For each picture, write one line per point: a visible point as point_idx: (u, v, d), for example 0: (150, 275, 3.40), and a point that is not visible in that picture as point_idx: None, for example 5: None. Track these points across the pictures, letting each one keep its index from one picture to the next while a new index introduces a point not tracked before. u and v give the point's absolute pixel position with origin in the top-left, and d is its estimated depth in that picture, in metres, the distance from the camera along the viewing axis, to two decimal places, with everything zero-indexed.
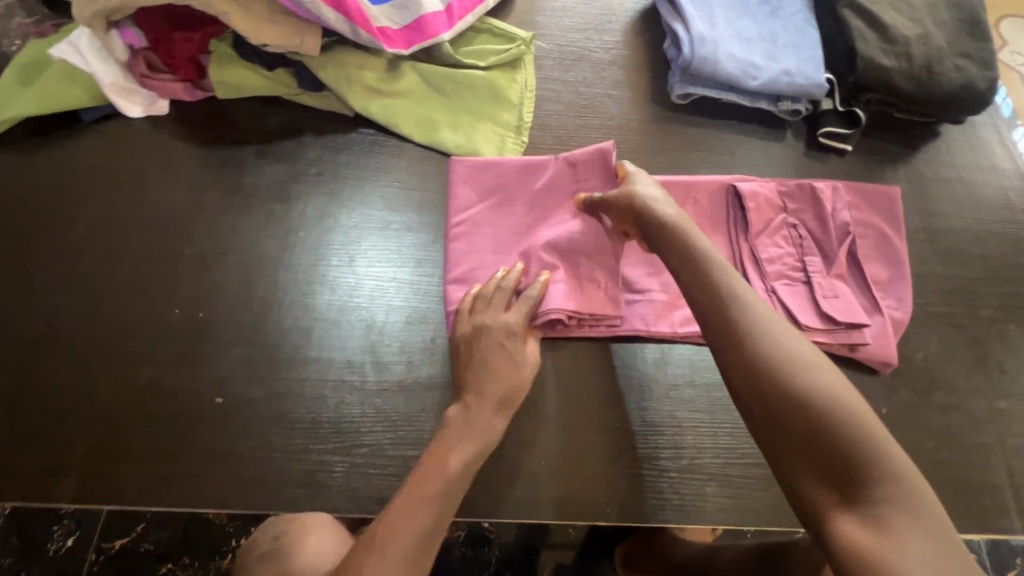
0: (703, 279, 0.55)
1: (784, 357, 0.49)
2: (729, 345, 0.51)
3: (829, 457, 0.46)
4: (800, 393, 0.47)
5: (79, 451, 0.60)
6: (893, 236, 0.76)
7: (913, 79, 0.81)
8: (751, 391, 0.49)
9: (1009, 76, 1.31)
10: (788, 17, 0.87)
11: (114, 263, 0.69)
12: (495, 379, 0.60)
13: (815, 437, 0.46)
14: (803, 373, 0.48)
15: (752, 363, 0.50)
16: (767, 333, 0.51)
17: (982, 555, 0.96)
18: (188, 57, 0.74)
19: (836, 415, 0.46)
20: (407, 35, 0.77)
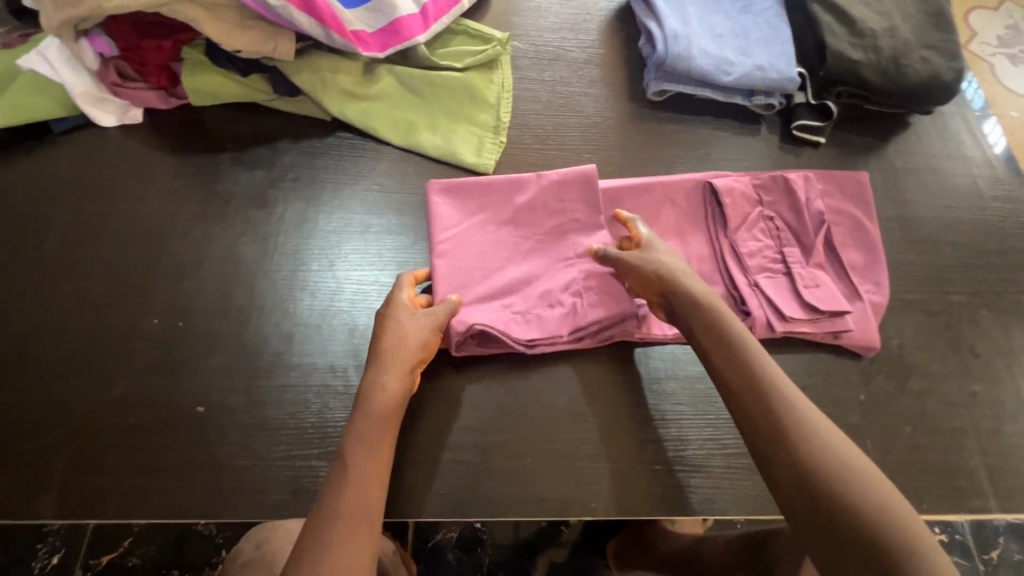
0: (733, 360, 0.57)
1: (818, 439, 0.52)
2: (761, 424, 0.54)
3: (867, 540, 0.47)
4: (836, 476, 0.50)
5: (57, 467, 0.59)
6: (866, 222, 0.77)
7: (883, 71, 0.82)
8: (787, 470, 0.51)
9: (978, 66, 1.34)
10: (759, 13, 0.89)
11: (88, 275, 0.68)
12: (393, 346, 0.59)
13: (852, 518, 0.48)
14: (836, 456, 0.51)
15: (785, 443, 0.52)
16: (798, 414, 0.53)
17: (965, 535, 0.98)
18: (160, 64, 0.73)
19: (871, 497, 0.49)
20: (382, 39, 0.77)
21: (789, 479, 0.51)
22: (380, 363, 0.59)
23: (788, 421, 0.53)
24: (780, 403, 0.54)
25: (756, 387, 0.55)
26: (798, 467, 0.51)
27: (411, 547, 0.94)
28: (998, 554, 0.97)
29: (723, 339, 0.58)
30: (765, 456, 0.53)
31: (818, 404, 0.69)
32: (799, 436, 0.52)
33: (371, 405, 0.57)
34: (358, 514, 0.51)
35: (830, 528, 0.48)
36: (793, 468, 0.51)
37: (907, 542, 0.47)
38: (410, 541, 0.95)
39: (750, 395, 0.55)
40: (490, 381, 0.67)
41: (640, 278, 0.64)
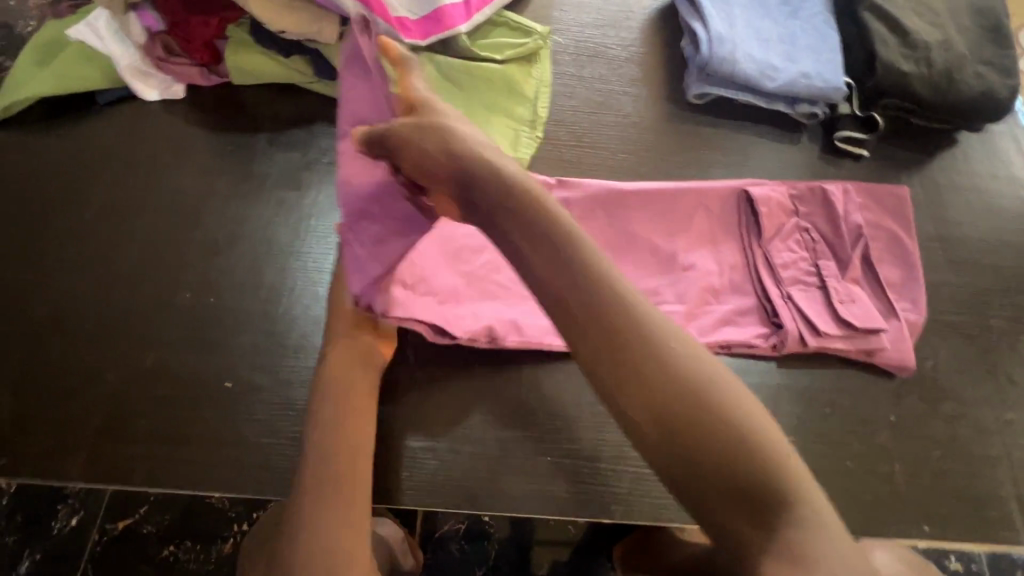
0: (578, 292, 0.47)
1: (679, 366, 0.45)
2: (620, 369, 0.45)
3: (730, 469, 0.43)
4: (699, 405, 0.44)
5: (88, 432, 0.60)
6: (906, 238, 0.75)
7: (933, 85, 0.80)
8: (649, 412, 0.45)
9: None
10: (807, 19, 0.87)
11: (125, 245, 0.69)
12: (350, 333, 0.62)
13: (714, 449, 0.43)
14: (699, 383, 0.45)
15: (642, 382, 0.45)
16: (659, 341, 0.46)
17: (982, 566, 0.96)
18: (205, 41, 0.74)
19: (731, 422, 0.44)
20: (424, 27, 0.77)
21: (651, 423, 0.44)
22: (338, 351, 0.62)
23: (646, 351, 0.45)
24: (642, 335, 0.46)
25: (614, 320, 0.46)
26: (660, 406, 0.44)
27: (419, 535, 0.94)
28: None
29: (565, 275, 0.47)
30: (621, 400, 0.45)
31: (847, 422, 0.67)
32: (658, 371, 0.45)
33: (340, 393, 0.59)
34: (337, 492, 0.54)
35: (693, 465, 0.43)
36: (657, 417, 0.44)
37: (773, 475, 0.43)
38: (418, 529, 0.95)
39: (605, 338, 0.46)
40: (514, 376, 0.66)
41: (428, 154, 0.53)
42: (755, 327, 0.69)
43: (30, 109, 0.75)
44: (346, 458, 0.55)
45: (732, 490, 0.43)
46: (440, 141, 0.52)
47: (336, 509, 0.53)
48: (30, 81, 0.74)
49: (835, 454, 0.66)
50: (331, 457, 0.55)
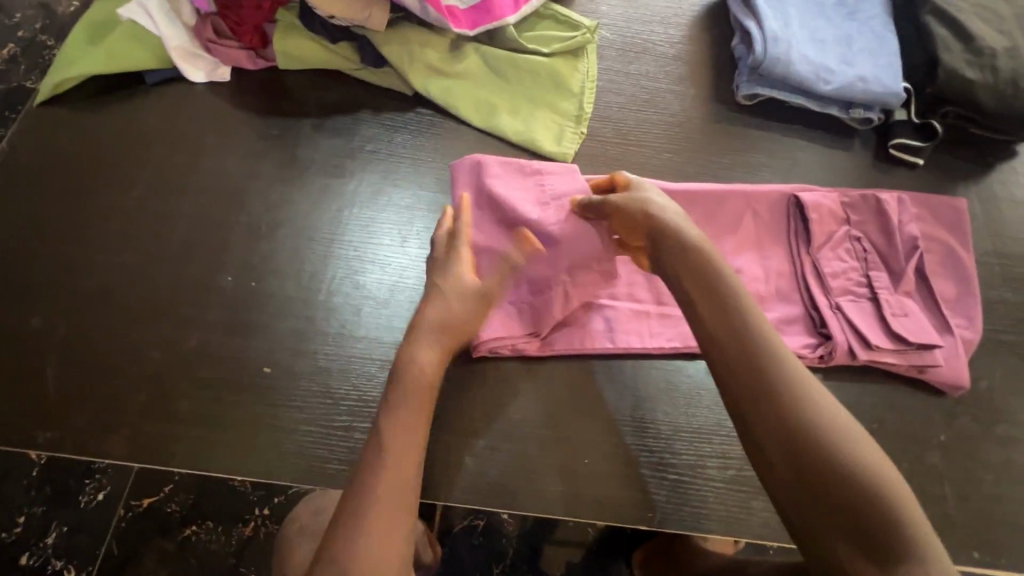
0: (726, 326, 0.51)
1: (813, 406, 0.47)
2: (761, 402, 0.47)
3: (859, 509, 0.43)
4: (829, 444, 0.45)
5: (128, 409, 0.61)
6: (963, 252, 0.73)
7: (999, 94, 0.77)
8: (781, 444, 0.46)
9: None
10: (865, 21, 0.84)
11: (169, 225, 0.69)
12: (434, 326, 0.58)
13: (842, 486, 0.44)
14: (833, 420, 0.46)
15: (777, 413, 0.47)
16: (794, 381, 0.48)
17: None
18: (254, 24, 0.74)
19: (858, 465, 0.45)
20: (472, 16, 0.76)
21: (781, 455, 0.46)
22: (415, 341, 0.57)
23: (785, 378, 0.48)
24: (779, 371, 0.48)
25: (756, 356, 0.49)
26: (793, 439, 0.46)
27: (437, 529, 0.94)
28: None
29: (713, 306, 0.52)
30: (754, 428, 0.47)
31: (894, 440, 0.65)
32: (783, 393, 0.47)
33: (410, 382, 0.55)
34: (394, 480, 0.51)
35: (815, 492, 0.44)
36: (779, 434, 0.46)
37: (897, 513, 0.43)
38: (435, 524, 0.94)
39: (748, 371, 0.49)
40: (554, 375, 0.65)
41: (638, 212, 0.60)
42: (801, 337, 0.67)
43: (79, 87, 0.76)
44: (405, 444, 0.53)
45: (859, 529, 0.43)
46: (644, 207, 0.60)
47: (389, 502, 0.50)
48: (81, 59, 0.74)
49: None
50: (390, 447, 0.52)
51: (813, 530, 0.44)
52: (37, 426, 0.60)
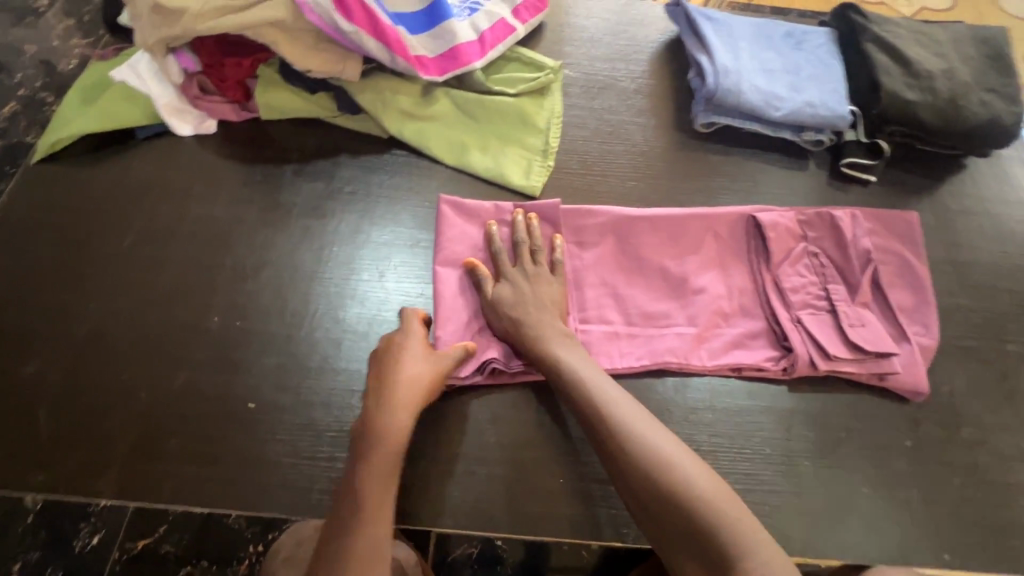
0: (584, 398, 0.60)
1: (678, 482, 0.54)
2: (636, 487, 0.55)
3: (715, 560, 0.50)
4: (670, 493, 0.53)
5: (119, 450, 0.63)
6: (915, 261, 0.76)
7: (939, 113, 0.81)
8: (655, 517, 0.54)
9: None
10: (811, 51, 0.90)
11: (159, 270, 0.73)
12: (402, 386, 0.61)
13: (690, 528, 0.52)
14: (667, 464, 0.55)
15: (629, 474, 0.55)
16: (661, 461, 0.55)
17: None
18: (238, 80, 0.79)
19: (694, 503, 0.52)
20: (441, 63, 0.81)
21: (641, 508, 0.55)
22: (384, 400, 0.60)
23: (627, 437, 0.57)
24: (645, 456, 0.55)
25: (628, 445, 0.56)
26: (664, 513, 0.53)
27: (432, 560, 0.90)
28: None
29: (587, 406, 0.59)
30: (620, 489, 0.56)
31: (860, 448, 0.67)
32: (625, 450, 0.56)
33: (377, 440, 0.58)
34: (355, 526, 0.53)
35: (667, 527, 0.53)
36: (630, 485, 0.55)
37: (729, 534, 0.51)
38: (431, 554, 0.90)
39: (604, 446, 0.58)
40: (528, 400, 0.67)
41: (501, 319, 0.66)
42: (765, 350, 0.70)
43: (74, 144, 0.81)
44: (366, 489, 0.55)
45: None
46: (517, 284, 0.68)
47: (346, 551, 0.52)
48: (75, 120, 0.79)
49: (850, 479, 0.65)
50: (362, 489, 0.55)
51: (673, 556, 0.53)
52: (33, 470, 0.62)
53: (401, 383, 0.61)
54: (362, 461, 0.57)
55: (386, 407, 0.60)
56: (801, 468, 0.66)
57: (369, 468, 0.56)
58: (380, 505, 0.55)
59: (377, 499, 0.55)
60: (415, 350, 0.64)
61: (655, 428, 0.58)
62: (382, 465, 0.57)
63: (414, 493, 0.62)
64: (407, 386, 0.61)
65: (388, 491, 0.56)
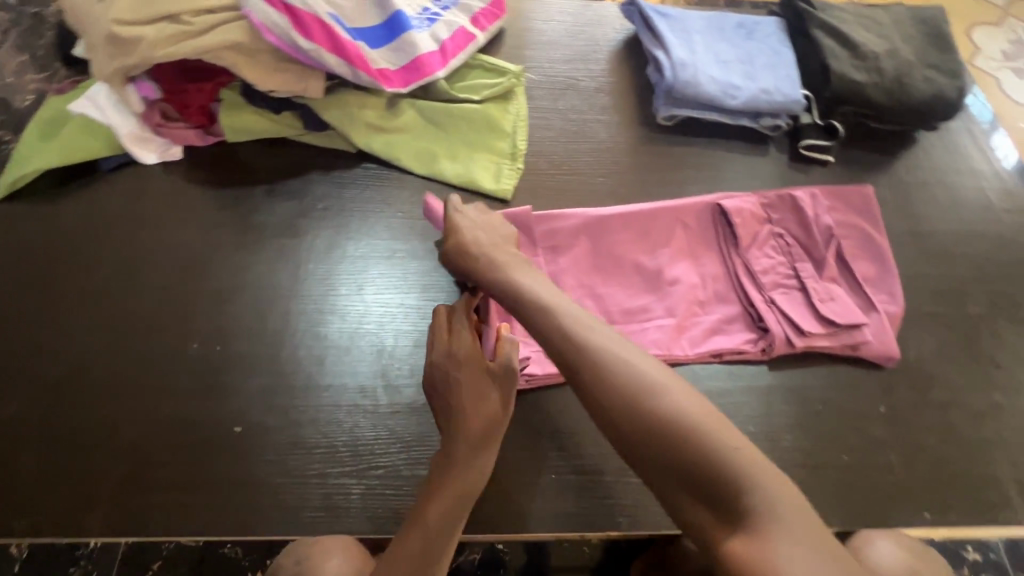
0: (562, 333, 0.56)
1: (673, 419, 0.49)
2: (623, 418, 0.51)
3: (715, 492, 0.47)
4: (661, 423, 0.49)
5: (105, 486, 0.62)
6: (875, 234, 0.79)
7: (887, 91, 0.85)
8: (641, 449, 0.50)
9: (985, 80, 1.49)
10: (762, 40, 0.93)
11: (135, 301, 0.72)
12: (476, 421, 0.61)
13: (684, 460, 0.48)
14: (657, 392, 0.51)
15: (616, 407, 0.51)
16: (648, 387, 0.51)
17: (1002, 555, 0.95)
18: (200, 105, 0.79)
19: (689, 431, 0.48)
20: (404, 75, 0.82)
21: (629, 440, 0.50)
22: (458, 429, 0.61)
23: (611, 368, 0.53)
24: (625, 385, 0.52)
25: (605, 376, 0.52)
26: (649, 444, 0.49)
27: None
28: None
29: (566, 338, 0.55)
30: (608, 424, 0.52)
31: (839, 418, 0.69)
32: (611, 380, 0.52)
33: (459, 476, 0.59)
34: (419, 554, 0.55)
35: (662, 462, 0.49)
36: (616, 417, 0.51)
37: (727, 461, 0.47)
38: None
39: (587, 379, 0.53)
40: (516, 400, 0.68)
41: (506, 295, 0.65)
42: (743, 333, 0.72)
43: (35, 181, 0.79)
44: (435, 519, 0.56)
45: (727, 524, 0.46)
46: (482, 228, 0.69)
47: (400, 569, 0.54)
48: (35, 155, 0.78)
49: (832, 449, 0.67)
50: (429, 515, 0.57)
51: (668, 493, 0.49)
52: (17, 514, 0.61)
53: (472, 418, 0.61)
54: (434, 489, 0.58)
55: (460, 439, 0.60)
56: (785, 443, 0.68)
57: (447, 501, 0.57)
58: (446, 537, 0.56)
59: (441, 529, 0.56)
60: (474, 379, 0.63)
61: (641, 357, 0.54)
62: (456, 499, 0.58)
63: (410, 502, 0.62)
64: (479, 419, 0.61)
65: (456, 525, 0.57)
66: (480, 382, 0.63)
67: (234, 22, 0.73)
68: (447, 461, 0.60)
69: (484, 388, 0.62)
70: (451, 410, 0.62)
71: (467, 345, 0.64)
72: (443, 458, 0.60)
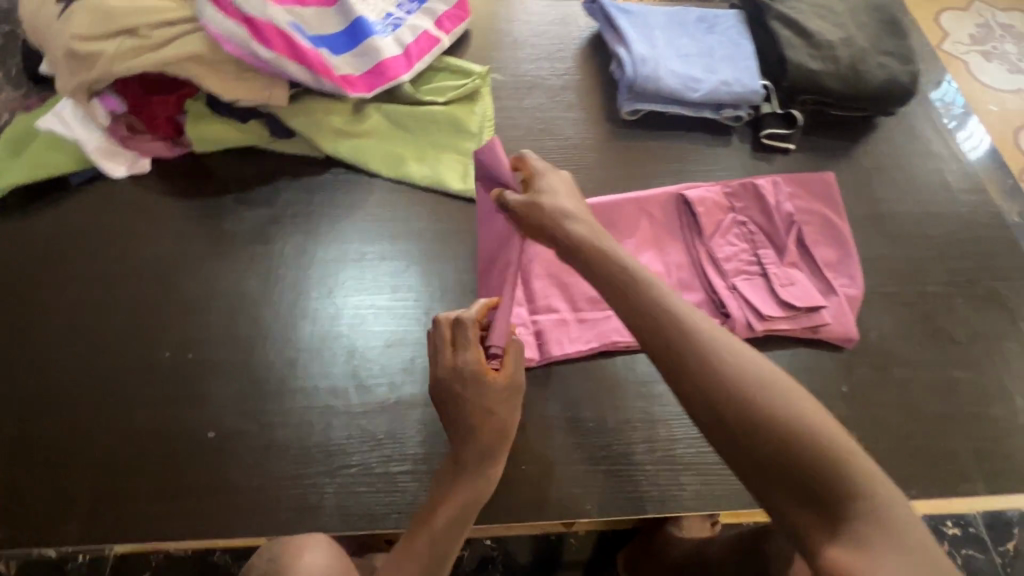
0: (652, 317, 0.51)
1: (782, 415, 0.45)
2: (720, 409, 0.46)
3: (824, 499, 0.43)
4: (764, 419, 0.45)
5: (82, 495, 0.63)
6: (836, 218, 0.81)
7: (842, 79, 0.87)
8: (744, 445, 0.46)
9: (954, 64, 1.51)
10: (722, 32, 0.95)
11: (108, 313, 0.73)
12: (485, 434, 0.60)
13: (792, 460, 0.44)
14: (763, 385, 0.47)
15: (712, 397, 0.47)
16: (752, 380, 0.47)
17: (979, 528, 0.97)
18: (166, 117, 0.79)
19: (799, 432, 0.45)
20: (368, 80, 0.83)
21: (725, 434, 0.46)
22: (469, 437, 0.60)
23: (713, 356, 0.48)
24: (727, 374, 0.47)
25: (703, 363, 0.48)
26: (751, 442, 0.45)
27: None
28: (1014, 545, 0.96)
29: (656, 322, 0.51)
30: (702, 414, 0.47)
31: None
32: (709, 369, 0.48)
33: (468, 486, 0.59)
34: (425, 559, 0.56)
35: (765, 463, 0.45)
36: (714, 407, 0.47)
37: (838, 468, 0.44)
38: None
39: (680, 365, 0.49)
40: None
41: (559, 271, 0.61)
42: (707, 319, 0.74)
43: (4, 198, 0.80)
44: (443, 527, 0.57)
45: (831, 531, 0.42)
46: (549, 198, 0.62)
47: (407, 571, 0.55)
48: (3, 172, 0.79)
49: None
50: (437, 520, 0.57)
51: (768, 495, 0.45)
52: None
53: (483, 432, 0.60)
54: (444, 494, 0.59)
55: (469, 449, 0.60)
56: None
57: (456, 510, 0.58)
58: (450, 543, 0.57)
59: (447, 537, 0.57)
60: (486, 391, 0.60)
61: (745, 348, 0.49)
62: (462, 506, 0.58)
63: (382, 499, 0.63)
64: (488, 432, 0.60)
65: (461, 533, 0.58)
66: (490, 395, 0.60)
67: (194, 34, 0.74)
68: (456, 469, 0.60)
69: (498, 403, 0.61)
70: (460, 422, 0.60)
71: (474, 352, 0.61)
72: (453, 465, 0.61)
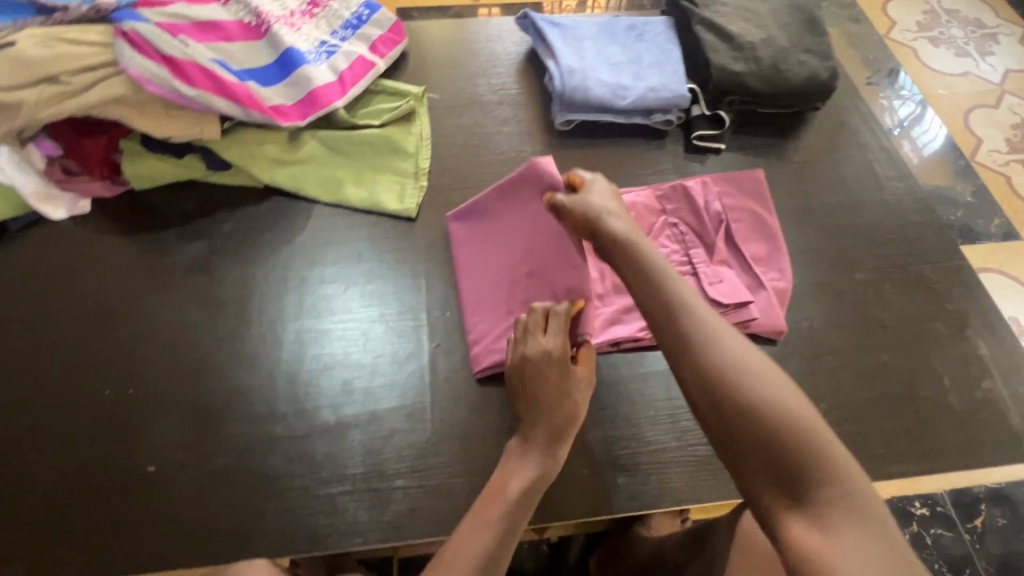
0: (657, 303, 0.55)
1: (763, 395, 0.48)
2: (707, 388, 0.50)
3: (796, 481, 0.45)
4: (748, 400, 0.48)
5: (24, 538, 0.63)
6: (764, 214, 0.82)
7: (765, 78, 0.89)
8: (726, 424, 0.49)
9: (901, 52, 1.55)
10: (651, 40, 0.97)
11: (50, 353, 0.74)
12: (557, 416, 0.64)
13: (770, 443, 0.47)
14: (751, 371, 0.49)
15: (703, 377, 0.50)
16: (740, 365, 0.50)
17: (947, 508, 0.97)
18: (101, 157, 0.81)
19: (778, 416, 0.47)
20: (301, 108, 0.84)
21: (710, 412, 0.49)
22: (539, 414, 0.64)
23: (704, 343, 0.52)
24: (716, 359, 0.51)
25: (694, 349, 0.52)
26: (732, 421, 0.48)
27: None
28: (982, 522, 0.96)
29: (659, 306, 0.55)
30: (692, 392, 0.51)
31: None
32: (700, 353, 0.51)
33: (543, 463, 0.63)
34: (501, 525, 0.57)
35: (744, 441, 0.48)
36: (704, 386, 0.50)
37: (814, 453, 0.46)
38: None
39: (677, 348, 0.53)
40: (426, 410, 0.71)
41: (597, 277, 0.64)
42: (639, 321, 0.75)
43: None
44: (519, 496, 0.60)
45: (803, 507, 0.45)
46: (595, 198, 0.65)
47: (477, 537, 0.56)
48: None
49: None
50: (511, 492, 0.60)
51: (745, 473, 0.47)
52: None
53: (553, 413, 0.64)
54: (517, 469, 0.62)
55: (537, 428, 0.64)
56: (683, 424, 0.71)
57: (529, 481, 0.61)
58: (518, 514, 0.59)
59: (519, 508, 0.59)
60: (557, 377, 0.65)
61: (740, 338, 0.52)
62: (535, 480, 0.61)
63: (321, 520, 0.64)
64: (554, 415, 0.64)
65: (531, 506, 0.60)
66: (564, 381, 0.65)
67: (117, 77, 0.75)
68: (525, 447, 0.64)
69: (566, 389, 0.65)
70: (535, 405, 0.65)
71: (556, 342, 0.66)
72: (523, 443, 0.64)
